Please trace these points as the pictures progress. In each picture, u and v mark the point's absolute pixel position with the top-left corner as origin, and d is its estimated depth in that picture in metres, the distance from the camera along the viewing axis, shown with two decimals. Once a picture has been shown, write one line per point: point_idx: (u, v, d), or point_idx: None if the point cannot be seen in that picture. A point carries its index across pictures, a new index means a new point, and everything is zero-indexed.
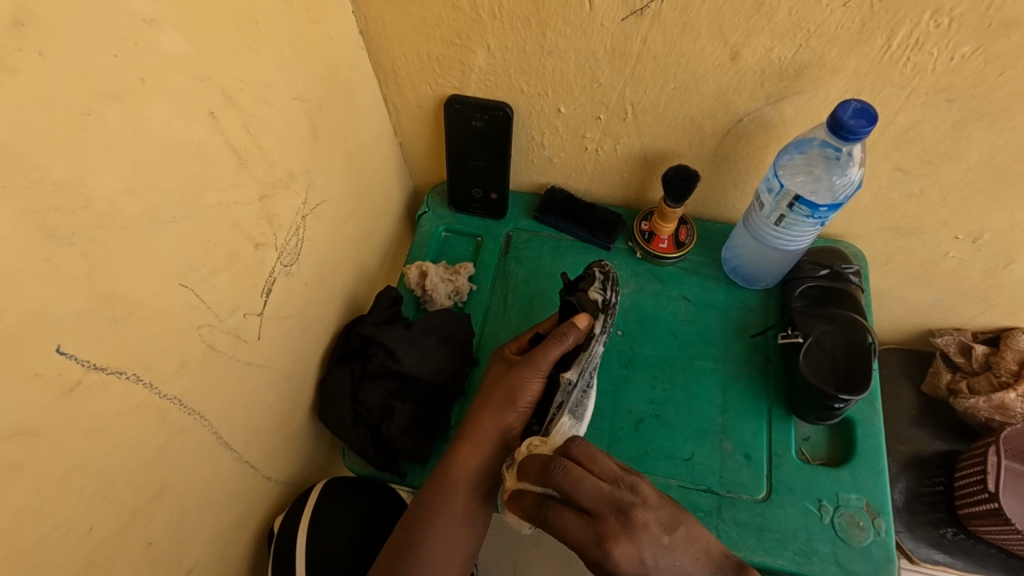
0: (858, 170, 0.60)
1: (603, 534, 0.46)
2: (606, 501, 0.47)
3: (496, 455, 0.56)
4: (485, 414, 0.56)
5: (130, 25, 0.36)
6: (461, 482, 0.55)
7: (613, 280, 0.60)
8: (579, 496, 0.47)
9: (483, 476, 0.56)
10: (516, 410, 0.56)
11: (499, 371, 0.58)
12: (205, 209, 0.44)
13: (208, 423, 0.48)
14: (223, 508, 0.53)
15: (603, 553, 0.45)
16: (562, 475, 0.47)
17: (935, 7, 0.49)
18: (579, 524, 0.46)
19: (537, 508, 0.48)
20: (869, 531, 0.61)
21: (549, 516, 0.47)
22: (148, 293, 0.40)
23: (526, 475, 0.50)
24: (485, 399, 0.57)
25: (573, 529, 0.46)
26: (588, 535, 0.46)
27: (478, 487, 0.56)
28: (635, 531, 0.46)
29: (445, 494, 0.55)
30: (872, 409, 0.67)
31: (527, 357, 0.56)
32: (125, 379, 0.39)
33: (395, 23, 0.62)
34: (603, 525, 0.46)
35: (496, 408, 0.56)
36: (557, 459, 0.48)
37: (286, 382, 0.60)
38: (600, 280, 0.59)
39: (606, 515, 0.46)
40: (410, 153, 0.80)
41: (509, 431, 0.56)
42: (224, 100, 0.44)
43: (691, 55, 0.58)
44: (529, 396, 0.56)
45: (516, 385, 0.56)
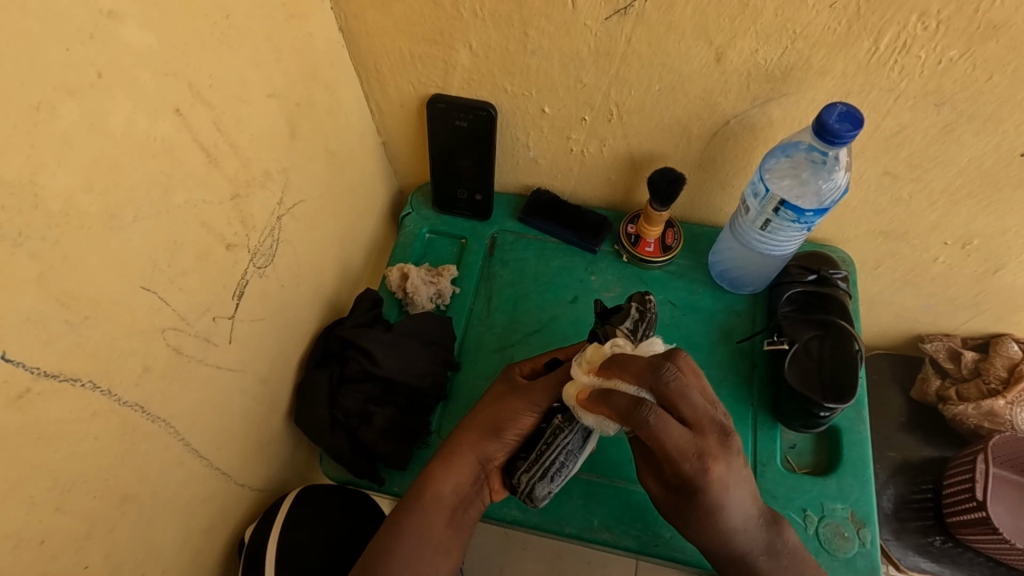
0: (843, 175, 0.60)
1: (704, 449, 0.45)
2: (708, 418, 0.45)
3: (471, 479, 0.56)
4: (469, 438, 0.56)
5: (86, 18, 0.34)
6: (436, 503, 0.54)
7: (646, 324, 0.56)
8: (683, 404, 0.45)
9: (456, 501, 0.55)
10: (501, 440, 0.55)
11: (499, 391, 0.57)
12: (170, 208, 0.43)
13: (174, 430, 0.47)
14: (191, 516, 0.51)
15: (703, 469, 0.45)
16: (674, 378, 0.45)
17: (923, 9, 0.48)
18: (683, 435, 0.44)
19: (635, 408, 0.44)
20: (854, 542, 0.60)
21: (650, 420, 0.43)
22: (107, 296, 0.39)
23: (625, 372, 0.46)
24: (471, 421, 0.57)
25: (674, 440, 0.44)
26: (679, 445, 0.44)
27: (455, 509, 0.55)
28: (733, 451, 0.46)
29: (418, 512, 0.53)
30: (858, 416, 0.66)
31: (526, 389, 0.55)
32: (79, 387, 0.38)
33: (376, 20, 0.60)
34: (705, 440, 0.45)
35: (481, 433, 0.56)
36: (668, 362, 0.45)
37: (261, 386, 0.58)
38: (633, 320, 0.56)
39: (709, 432, 0.45)
40: (395, 152, 0.79)
41: (489, 459, 0.56)
42: (193, 97, 0.43)
43: (676, 56, 0.57)
44: (518, 427, 0.55)
45: (508, 415, 0.55)
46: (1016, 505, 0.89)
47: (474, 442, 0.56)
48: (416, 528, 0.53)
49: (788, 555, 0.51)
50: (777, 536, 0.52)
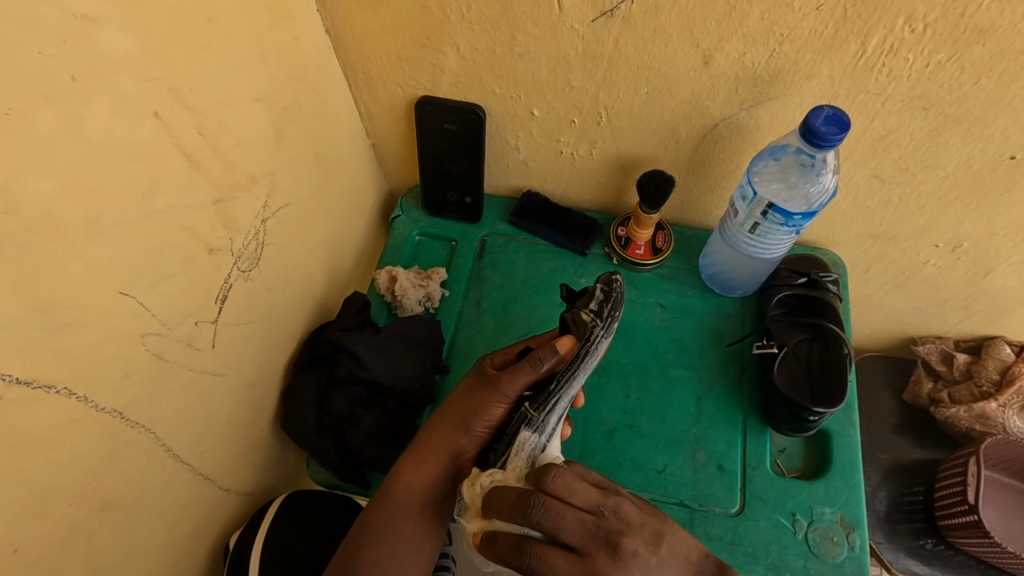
0: (831, 178, 0.59)
1: (593, 571, 0.44)
2: (593, 537, 0.45)
3: (443, 475, 0.54)
4: (439, 432, 0.55)
5: (62, 23, 0.34)
6: (406, 500, 0.54)
7: (611, 303, 0.53)
8: (563, 532, 0.44)
9: (428, 497, 0.54)
10: (471, 432, 0.54)
11: (470, 383, 0.56)
12: (151, 213, 0.42)
13: (156, 435, 0.47)
14: (175, 522, 0.51)
15: (615, 565, 0.44)
16: (542, 516, 0.44)
17: (910, 13, 0.47)
18: (567, 563, 0.44)
19: (518, 551, 0.44)
20: (843, 546, 0.60)
21: (531, 563, 0.44)
22: (85, 302, 0.38)
23: (498, 512, 0.45)
24: (443, 416, 0.55)
25: (562, 573, 0.44)
26: (578, 540, 0.44)
27: (428, 505, 0.54)
28: (649, 538, 0.45)
29: (386, 510, 0.53)
30: (848, 420, 0.66)
31: (493, 380, 0.53)
32: (56, 395, 0.38)
33: (363, 22, 0.60)
34: (593, 562, 0.44)
35: (452, 426, 0.55)
36: (535, 493, 0.44)
37: (247, 390, 0.58)
38: (597, 301, 0.53)
39: (597, 552, 0.44)
40: (384, 154, 0.78)
41: (460, 452, 0.54)
42: (174, 101, 0.43)
43: (664, 59, 0.57)
44: (487, 419, 0.53)
45: (477, 408, 0.53)
46: (1007, 508, 0.89)
47: (444, 436, 0.55)
48: (388, 527, 0.53)
49: None
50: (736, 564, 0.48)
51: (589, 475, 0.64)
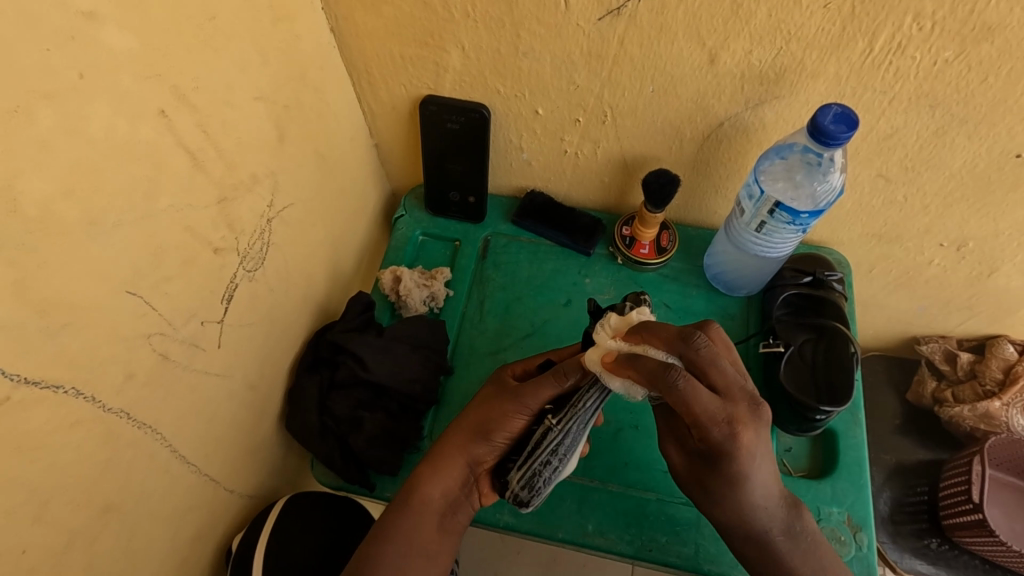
0: (839, 176, 0.59)
1: (734, 415, 0.43)
2: (741, 391, 0.44)
3: (459, 483, 0.55)
4: (457, 440, 0.55)
5: (64, 20, 0.34)
6: (424, 507, 0.53)
7: None
8: (712, 373, 0.44)
9: (445, 505, 0.54)
10: (488, 441, 0.54)
11: (489, 393, 0.56)
12: (154, 213, 0.42)
13: (160, 435, 0.46)
14: (178, 524, 0.51)
15: (730, 434, 0.43)
16: (683, 380, 0.41)
17: (917, 10, 0.47)
18: (712, 400, 0.42)
19: (664, 371, 0.42)
20: (850, 546, 0.60)
21: (679, 383, 0.41)
22: (88, 303, 0.38)
23: (654, 339, 0.45)
24: (460, 423, 0.55)
25: (705, 403, 0.42)
26: (710, 412, 0.43)
27: (445, 515, 0.54)
28: (763, 421, 0.44)
29: (405, 520, 0.53)
30: (854, 420, 0.65)
31: (515, 390, 0.53)
32: (63, 395, 0.37)
33: (367, 21, 0.60)
34: (734, 406, 0.43)
35: (470, 435, 0.54)
36: (695, 332, 0.44)
37: (250, 392, 0.58)
38: (623, 317, 0.51)
39: (739, 400, 0.44)
40: (387, 154, 0.78)
41: (478, 461, 0.55)
42: (177, 100, 0.42)
43: (668, 57, 0.56)
44: (507, 430, 0.53)
45: (496, 418, 0.53)
46: (1012, 508, 0.89)
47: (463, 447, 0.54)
48: (411, 540, 0.52)
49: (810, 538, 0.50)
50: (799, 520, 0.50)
51: (593, 475, 0.63)
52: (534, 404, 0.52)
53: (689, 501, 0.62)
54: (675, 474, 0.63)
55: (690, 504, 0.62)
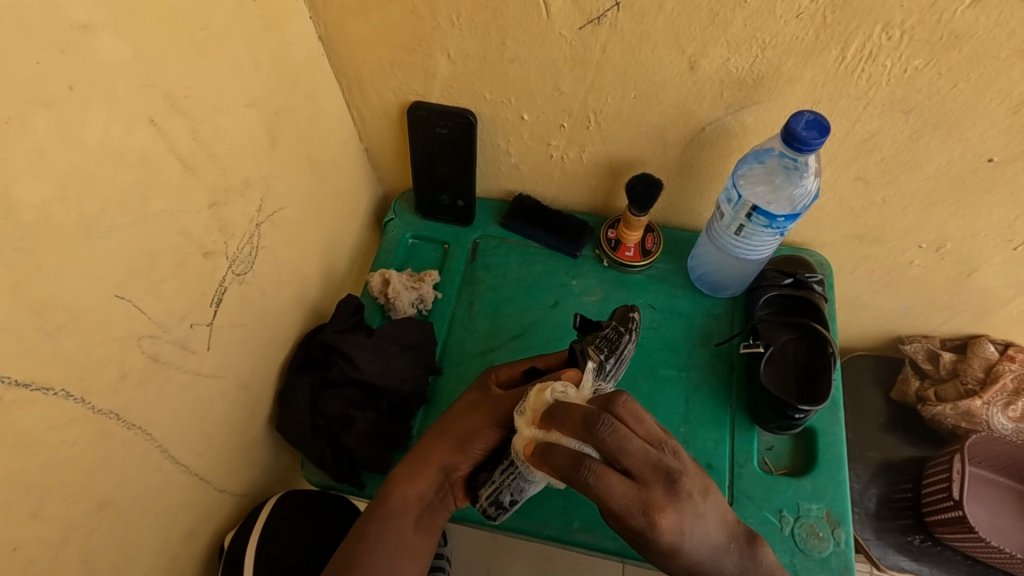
0: (813, 180, 0.61)
1: (648, 501, 0.41)
2: (651, 465, 0.41)
3: (435, 485, 0.56)
4: (435, 449, 0.56)
5: (59, 31, 0.35)
6: (401, 506, 0.54)
7: (616, 343, 0.59)
8: (623, 456, 0.41)
9: (421, 505, 0.55)
10: (464, 453, 0.55)
11: (467, 402, 0.58)
12: (147, 217, 0.43)
13: (152, 436, 0.47)
14: (172, 522, 0.52)
15: (649, 523, 0.41)
16: (609, 433, 0.41)
17: (888, 19, 0.49)
18: (625, 490, 0.41)
19: (575, 465, 0.42)
20: (829, 542, 0.61)
21: (590, 479, 0.41)
22: (82, 305, 0.39)
23: (565, 425, 0.43)
24: (438, 432, 0.57)
25: (617, 497, 0.41)
26: (624, 497, 0.41)
27: (422, 512, 0.55)
28: (684, 501, 0.41)
29: (382, 516, 0.54)
30: (833, 417, 0.67)
31: (492, 406, 0.55)
32: (54, 396, 0.38)
33: (356, 29, 0.61)
34: (649, 491, 0.41)
35: (449, 445, 0.56)
36: (603, 414, 0.42)
37: (242, 392, 0.59)
38: (607, 340, 0.59)
39: (653, 481, 0.41)
40: (378, 158, 0.79)
41: (452, 470, 0.56)
42: (169, 107, 0.44)
43: (650, 64, 0.58)
44: (482, 443, 0.55)
45: (475, 430, 0.55)
46: (992, 504, 0.91)
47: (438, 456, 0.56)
48: (391, 537, 0.53)
49: None
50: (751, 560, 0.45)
51: None
52: (509, 414, 0.54)
53: None
54: None
55: None
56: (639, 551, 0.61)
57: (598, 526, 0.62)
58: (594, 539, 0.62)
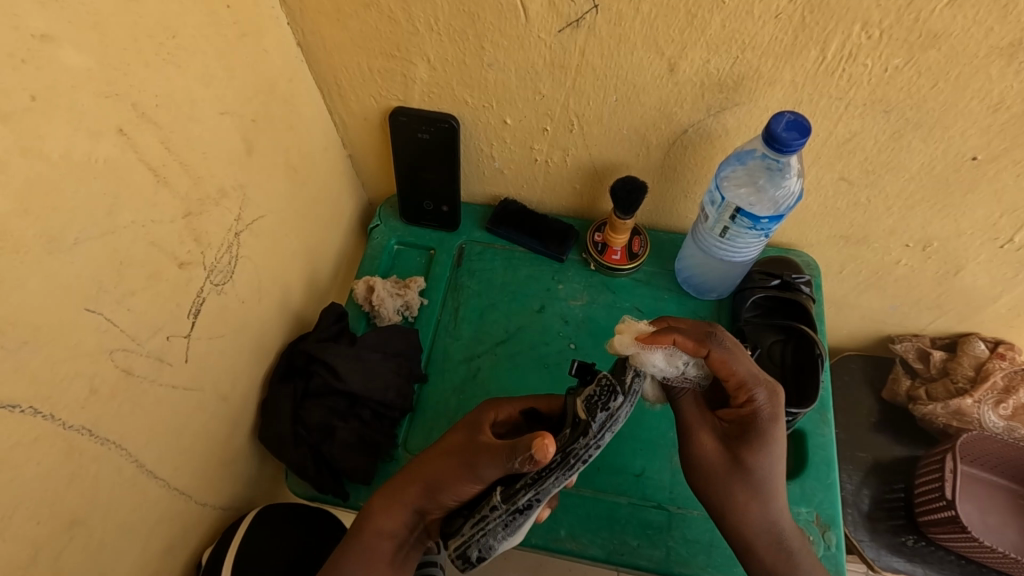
0: (795, 181, 0.61)
1: (767, 387, 0.50)
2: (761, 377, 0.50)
3: (408, 525, 0.55)
4: (410, 490, 0.54)
5: (18, 42, 0.34)
6: (377, 541, 0.54)
7: (604, 394, 0.46)
8: (740, 355, 0.50)
9: (398, 537, 0.54)
10: (437, 500, 0.53)
11: (452, 444, 0.54)
12: (117, 229, 0.43)
13: (126, 451, 0.46)
14: (148, 537, 0.51)
15: (772, 398, 0.50)
16: (729, 341, 0.50)
17: (864, 19, 0.49)
18: (747, 368, 0.50)
19: (708, 338, 0.50)
20: (818, 545, 0.60)
21: (724, 350, 0.49)
22: (47, 320, 0.38)
23: (678, 330, 0.50)
24: (416, 470, 0.54)
25: (744, 367, 0.50)
26: (750, 370, 0.50)
27: (398, 551, 0.55)
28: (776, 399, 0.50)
29: (361, 551, 0.53)
30: (822, 419, 0.66)
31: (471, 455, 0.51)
32: (19, 413, 0.37)
33: (333, 35, 0.60)
34: (765, 382, 0.50)
35: (423, 488, 0.54)
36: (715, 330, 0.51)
37: (222, 404, 0.58)
38: (593, 393, 0.47)
39: (767, 382, 0.50)
40: (361, 164, 0.79)
41: (425, 510, 0.54)
42: (138, 117, 0.43)
43: (630, 67, 0.57)
44: (456, 493, 0.52)
45: (447, 480, 0.52)
46: (984, 503, 0.91)
47: (407, 501, 0.54)
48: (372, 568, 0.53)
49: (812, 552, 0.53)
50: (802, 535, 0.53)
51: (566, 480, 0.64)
52: (484, 467, 0.49)
53: (660, 503, 0.63)
54: (647, 477, 0.64)
55: (661, 507, 0.62)
56: (626, 558, 0.60)
57: (584, 533, 0.61)
58: (580, 547, 0.61)
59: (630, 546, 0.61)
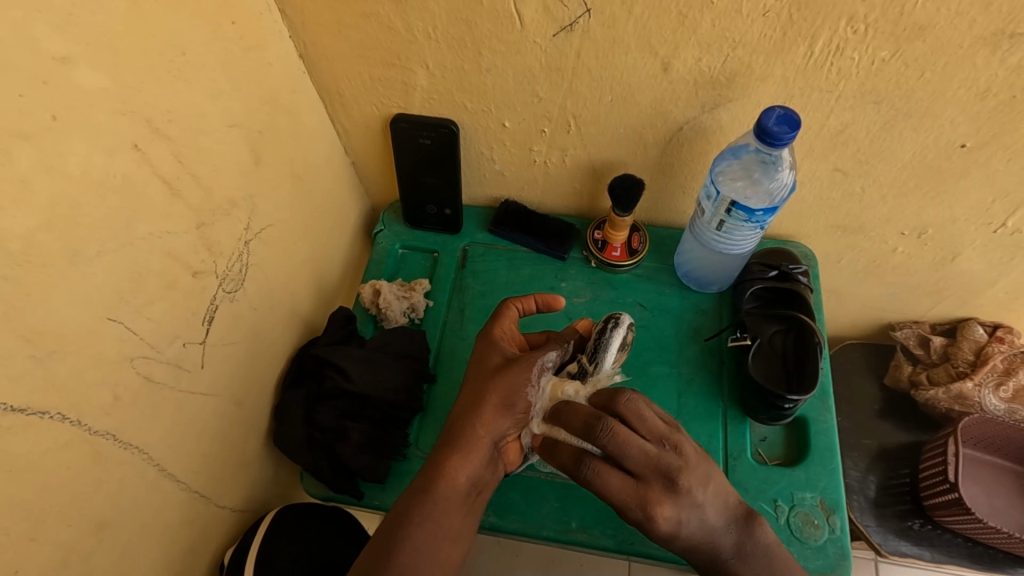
0: (788, 173, 0.62)
1: (646, 498, 0.50)
2: (651, 466, 0.50)
3: (486, 464, 0.56)
4: (482, 421, 0.56)
5: (38, 65, 0.36)
6: (446, 488, 0.54)
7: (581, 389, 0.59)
8: (624, 457, 0.50)
9: (470, 486, 0.55)
10: (513, 415, 0.56)
11: (499, 365, 0.58)
12: (134, 241, 0.44)
13: (148, 456, 0.48)
14: (171, 539, 0.52)
15: (646, 517, 0.50)
16: (609, 439, 0.50)
17: (851, 14, 0.50)
18: (623, 485, 0.50)
19: (578, 463, 0.52)
20: (824, 529, 0.62)
21: (589, 474, 0.51)
22: (71, 331, 0.40)
23: (568, 427, 0.53)
24: (480, 402, 0.56)
25: (616, 490, 0.51)
26: (642, 452, 0.50)
27: (469, 493, 0.55)
28: (677, 493, 0.50)
29: (420, 503, 0.53)
30: (824, 406, 0.68)
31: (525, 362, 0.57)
32: (49, 419, 0.39)
33: (333, 46, 0.62)
34: (649, 489, 0.50)
35: (497, 411, 0.56)
36: (604, 420, 0.51)
37: (237, 409, 0.59)
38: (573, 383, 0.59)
39: (653, 482, 0.50)
40: (364, 171, 0.80)
41: (502, 437, 0.57)
42: (151, 132, 0.45)
43: (623, 68, 0.59)
44: (528, 399, 0.57)
45: (523, 394, 0.56)
46: (988, 484, 0.93)
47: (518, 415, 0.56)
48: (418, 536, 0.52)
49: (761, 551, 0.53)
50: (748, 538, 0.53)
51: (575, 473, 0.65)
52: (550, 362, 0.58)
53: None
54: None
55: None
56: (636, 547, 0.62)
57: (595, 525, 0.63)
58: (592, 538, 0.62)
59: (640, 536, 0.62)
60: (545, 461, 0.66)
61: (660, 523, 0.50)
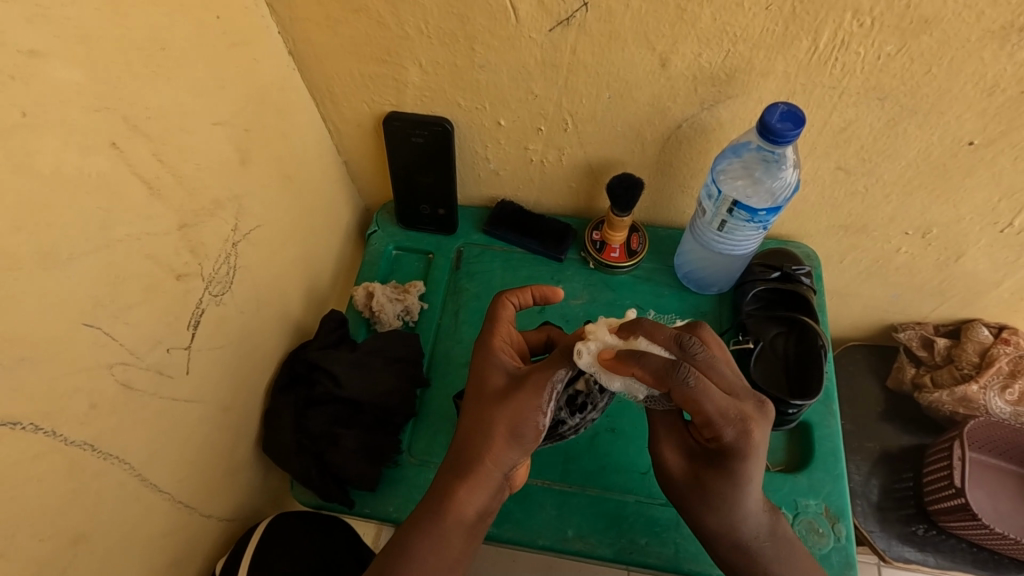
0: (792, 172, 0.61)
1: (744, 413, 0.47)
2: (739, 386, 0.48)
3: (492, 494, 0.53)
4: (489, 453, 0.51)
5: (6, 59, 0.34)
6: (453, 523, 0.51)
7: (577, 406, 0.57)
8: (711, 373, 0.47)
9: (477, 517, 0.52)
10: (521, 445, 0.51)
11: (502, 389, 0.52)
12: (113, 243, 0.42)
13: (129, 466, 0.46)
14: (154, 551, 0.50)
15: (741, 434, 0.46)
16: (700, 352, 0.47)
17: (855, 7, 0.48)
18: (721, 394, 0.46)
19: (672, 368, 0.45)
20: (829, 537, 0.60)
21: (691, 380, 0.45)
22: (44, 338, 0.38)
23: (650, 337, 0.48)
24: (487, 435, 0.51)
25: (715, 399, 0.45)
26: (720, 407, 0.46)
27: (474, 526, 0.52)
28: (768, 417, 0.48)
29: (421, 540, 0.50)
30: (828, 410, 0.66)
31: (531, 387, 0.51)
32: (20, 431, 0.37)
33: (323, 42, 0.60)
34: (743, 405, 0.47)
35: (504, 441, 0.51)
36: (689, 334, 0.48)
37: (225, 415, 0.58)
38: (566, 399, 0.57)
39: (745, 399, 0.47)
40: (357, 171, 0.79)
41: (511, 467, 0.52)
42: (130, 130, 0.43)
43: (621, 64, 0.57)
44: (539, 425, 0.51)
45: (533, 421, 0.51)
46: (992, 488, 0.91)
47: (528, 444, 0.52)
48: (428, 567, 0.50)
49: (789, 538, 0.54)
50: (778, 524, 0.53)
51: (572, 480, 0.64)
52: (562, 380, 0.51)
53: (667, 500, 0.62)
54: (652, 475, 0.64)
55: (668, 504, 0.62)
56: (636, 556, 0.60)
57: (593, 533, 0.61)
58: (589, 547, 0.61)
59: (639, 544, 0.61)
60: (542, 468, 0.64)
61: (757, 444, 0.47)
